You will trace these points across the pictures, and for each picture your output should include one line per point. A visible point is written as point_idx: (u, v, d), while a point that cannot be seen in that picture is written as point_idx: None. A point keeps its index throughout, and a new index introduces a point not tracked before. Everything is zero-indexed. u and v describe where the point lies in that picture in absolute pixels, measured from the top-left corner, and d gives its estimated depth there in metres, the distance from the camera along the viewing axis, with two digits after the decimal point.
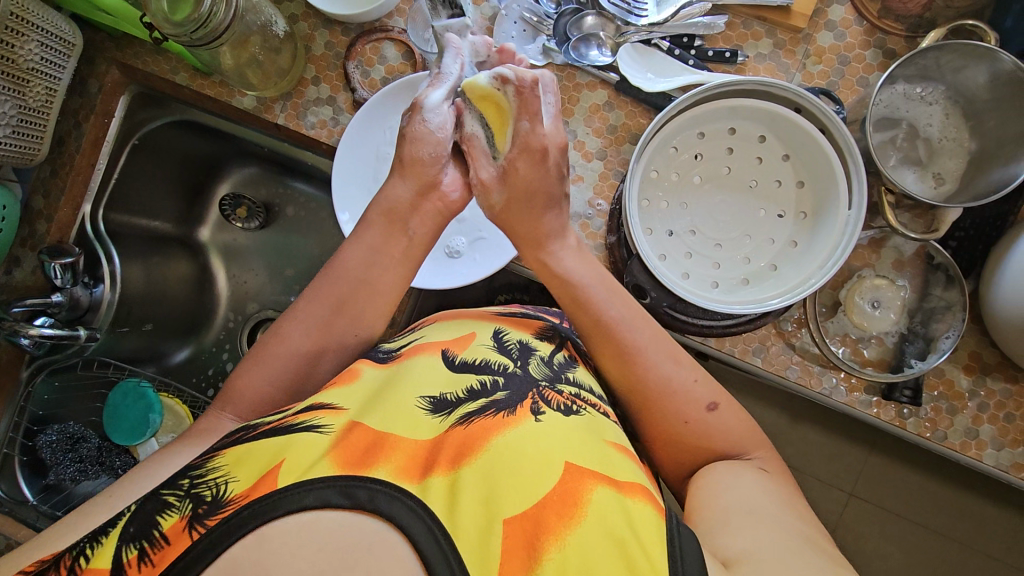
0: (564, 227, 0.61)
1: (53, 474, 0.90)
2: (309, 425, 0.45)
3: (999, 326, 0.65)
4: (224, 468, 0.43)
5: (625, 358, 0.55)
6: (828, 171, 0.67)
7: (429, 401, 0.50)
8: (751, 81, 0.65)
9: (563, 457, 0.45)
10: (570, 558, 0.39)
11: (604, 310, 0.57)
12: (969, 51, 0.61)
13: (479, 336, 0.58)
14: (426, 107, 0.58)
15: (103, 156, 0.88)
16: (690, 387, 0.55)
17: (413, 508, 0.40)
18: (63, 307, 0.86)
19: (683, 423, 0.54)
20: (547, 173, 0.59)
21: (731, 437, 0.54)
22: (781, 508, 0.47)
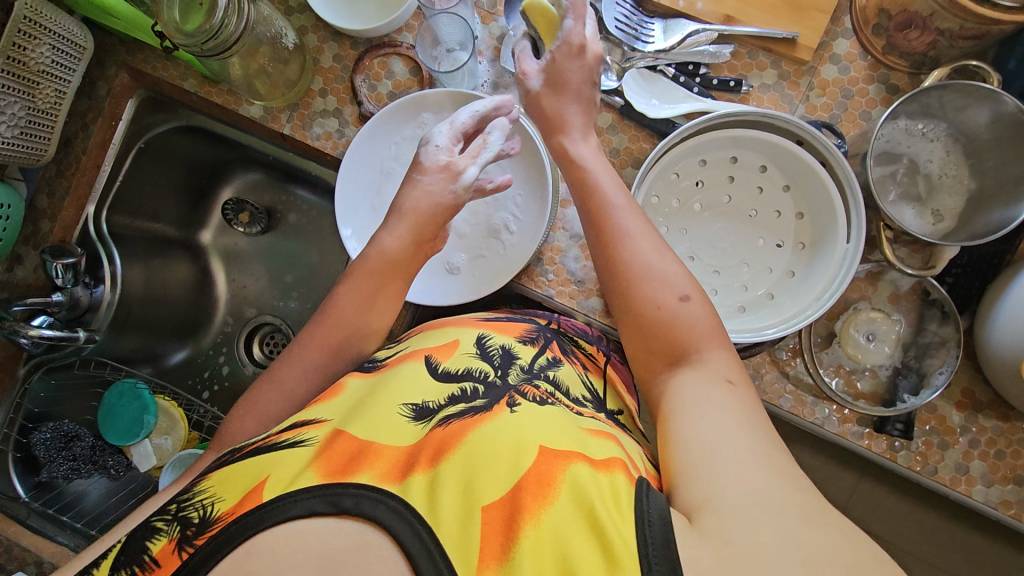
0: (587, 127, 0.66)
1: (45, 472, 0.89)
2: (294, 441, 0.46)
3: (992, 365, 0.65)
4: (210, 490, 0.43)
5: (615, 241, 0.57)
6: (828, 204, 0.67)
7: (411, 409, 0.49)
8: (755, 113, 0.66)
9: (537, 441, 0.43)
10: (546, 536, 0.38)
11: (610, 195, 0.59)
12: (972, 92, 0.62)
13: (462, 344, 0.59)
14: (460, 177, 0.62)
15: (109, 158, 0.89)
16: (671, 277, 0.54)
17: (395, 508, 0.39)
18: (63, 306, 0.86)
19: (654, 308, 0.53)
20: (583, 75, 0.65)
21: (701, 331, 0.51)
22: (751, 419, 0.44)
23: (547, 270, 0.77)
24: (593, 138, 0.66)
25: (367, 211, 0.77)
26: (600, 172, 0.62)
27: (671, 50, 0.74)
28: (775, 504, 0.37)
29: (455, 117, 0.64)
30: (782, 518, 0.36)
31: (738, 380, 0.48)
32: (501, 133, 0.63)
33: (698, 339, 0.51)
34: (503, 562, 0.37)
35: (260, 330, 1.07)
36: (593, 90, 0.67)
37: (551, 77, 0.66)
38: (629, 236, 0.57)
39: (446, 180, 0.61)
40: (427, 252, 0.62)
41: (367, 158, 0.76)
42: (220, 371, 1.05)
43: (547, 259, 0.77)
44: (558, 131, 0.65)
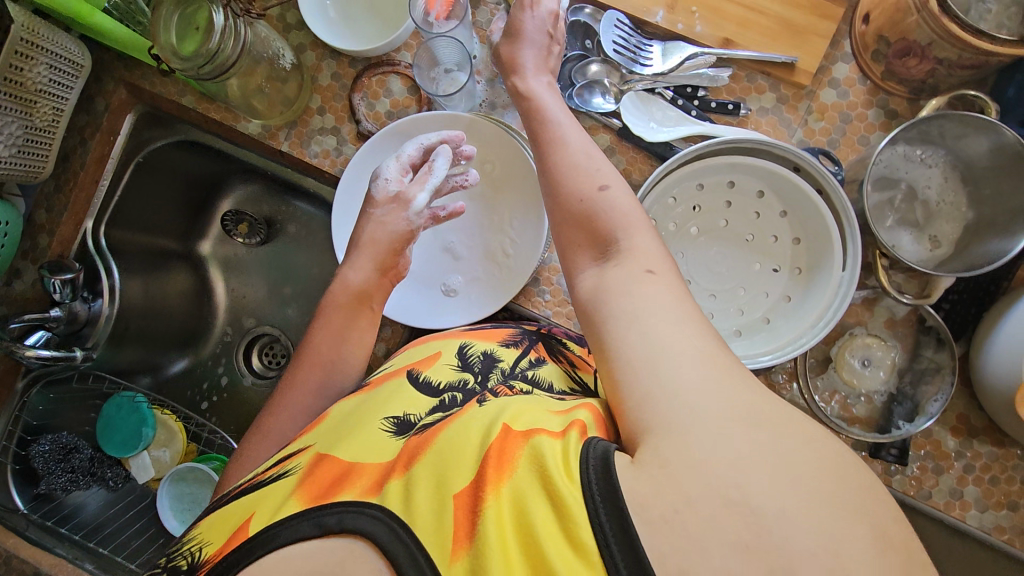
0: (540, 61, 0.66)
1: (44, 484, 0.89)
2: (280, 474, 0.47)
3: (987, 393, 0.65)
4: (200, 535, 0.46)
5: (548, 149, 0.56)
6: (825, 234, 0.67)
7: (392, 423, 0.50)
8: (751, 141, 0.66)
9: (500, 422, 0.43)
10: (507, 504, 0.37)
11: (551, 115, 0.59)
12: (970, 123, 0.62)
13: (444, 355, 0.60)
14: (409, 206, 0.62)
15: (108, 173, 0.89)
16: (594, 173, 0.53)
17: (376, 516, 0.39)
18: (61, 321, 0.86)
19: (579, 201, 0.52)
20: (540, 25, 0.67)
21: (628, 216, 0.50)
22: (665, 304, 0.42)
23: (544, 291, 0.77)
24: (548, 69, 0.66)
25: None
26: (548, 98, 0.62)
27: (668, 74, 0.74)
28: (707, 408, 0.36)
29: (403, 151, 0.65)
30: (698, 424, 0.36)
31: (663, 264, 0.47)
32: (446, 159, 0.64)
33: (620, 225, 0.49)
34: (472, 543, 0.36)
35: (258, 341, 1.07)
36: (553, 40, 0.67)
37: (511, 27, 0.67)
38: (566, 144, 0.56)
39: (397, 209, 0.62)
40: (393, 277, 0.63)
41: (363, 179, 0.76)
42: (218, 382, 1.05)
43: (544, 279, 0.77)
44: (512, 71, 0.66)
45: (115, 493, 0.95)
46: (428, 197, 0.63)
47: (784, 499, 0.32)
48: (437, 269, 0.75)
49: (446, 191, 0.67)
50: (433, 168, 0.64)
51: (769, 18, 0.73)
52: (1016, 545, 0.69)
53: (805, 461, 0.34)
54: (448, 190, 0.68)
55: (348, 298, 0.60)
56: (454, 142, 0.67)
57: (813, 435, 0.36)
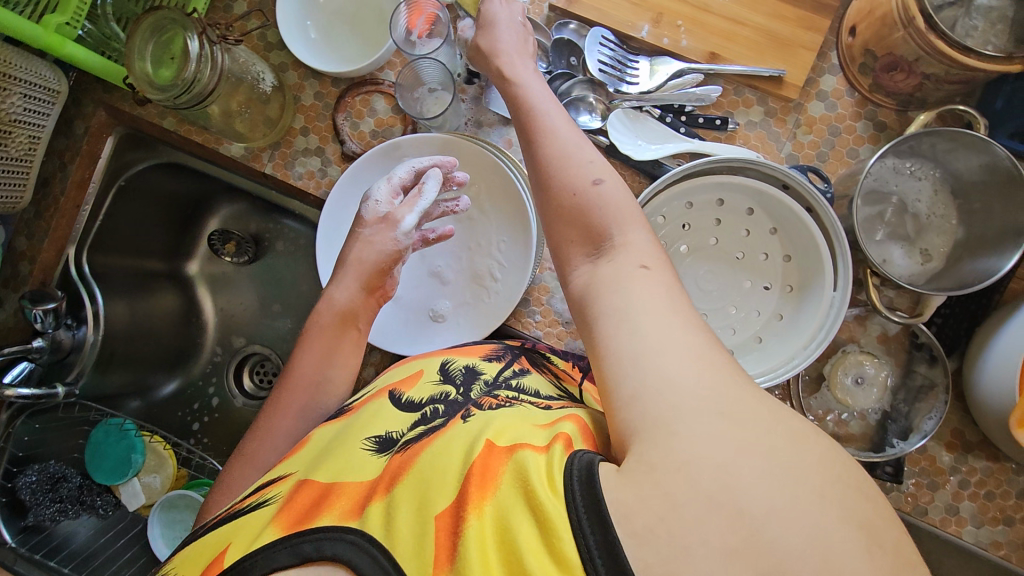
0: (524, 49, 0.63)
1: (31, 516, 0.87)
2: (259, 503, 0.46)
3: (982, 410, 0.65)
4: (176, 569, 0.44)
5: (537, 138, 0.53)
6: (815, 252, 0.66)
7: (373, 442, 0.49)
8: (738, 160, 0.65)
9: (483, 439, 0.42)
10: (490, 524, 0.36)
11: (541, 106, 0.56)
12: (963, 140, 0.61)
13: (426, 372, 0.58)
14: (398, 227, 0.61)
15: (90, 197, 0.87)
16: (583, 164, 0.50)
17: (355, 542, 0.38)
18: (44, 351, 0.85)
19: (570, 195, 0.49)
20: (514, 16, 0.65)
21: (622, 212, 0.48)
22: (662, 305, 0.40)
23: (535, 311, 0.76)
24: (532, 54, 0.63)
25: None
26: (538, 87, 0.58)
27: (657, 89, 0.73)
28: (696, 409, 0.35)
29: (393, 172, 0.64)
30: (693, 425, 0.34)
31: (659, 265, 0.44)
32: (437, 182, 0.62)
33: (613, 220, 0.47)
34: (454, 563, 0.35)
35: (250, 360, 1.05)
36: (527, 27, 0.66)
37: (483, 19, 0.65)
38: (556, 133, 0.53)
39: (385, 230, 0.61)
40: (380, 297, 0.63)
41: (349, 203, 0.75)
42: (209, 403, 1.03)
43: (534, 299, 0.76)
44: (492, 56, 0.63)
45: (106, 520, 0.93)
46: (417, 218, 0.62)
47: (771, 500, 0.32)
48: (425, 294, 0.74)
49: (436, 215, 0.68)
50: (422, 188, 0.62)
51: (756, 31, 0.72)
52: (1012, 560, 0.69)
53: (795, 455, 0.33)
54: (438, 214, 0.68)
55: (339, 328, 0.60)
56: (446, 168, 0.66)
57: (802, 431, 0.35)
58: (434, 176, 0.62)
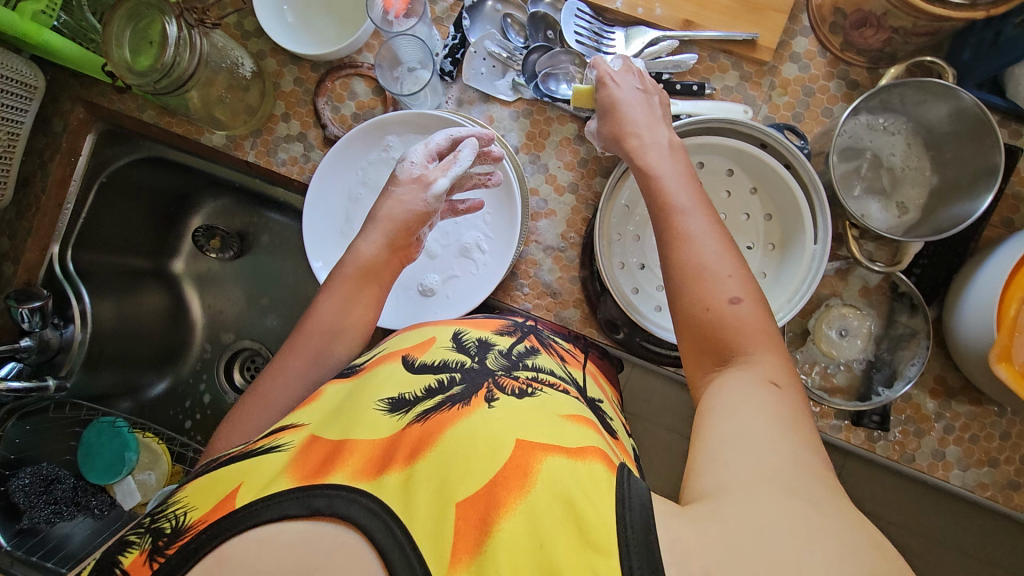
0: (654, 130, 0.59)
1: (27, 518, 0.85)
2: (270, 447, 0.42)
3: (962, 354, 0.67)
4: (185, 499, 0.40)
5: (669, 240, 0.50)
6: (795, 208, 0.67)
7: (386, 403, 0.45)
8: (716, 119, 0.66)
9: (515, 435, 0.39)
10: (521, 522, 0.35)
11: (672, 197, 0.53)
12: (931, 89, 0.63)
13: (438, 339, 0.53)
14: (430, 188, 0.62)
15: (71, 195, 0.87)
16: (721, 277, 0.47)
17: (369, 506, 0.36)
18: (32, 351, 0.84)
19: (703, 309, 0.47)
20: (640, 107, 0.61)
21: (755, 334, 0.45)
22: (785, 428, 0.38)
23: (523, 284, 0.77)
24: (663, 125, 0.60)
25: (337, 239, 0.75)
26: (673, 167, 0.56)
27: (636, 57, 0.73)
28: (784, 487, 0.34)
29: (431, 138, 0.65)
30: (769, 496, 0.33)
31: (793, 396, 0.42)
32: (472, 152, 0.63)
33: (744, 344, 0.45)
34: (475, 557, 0.34)
35: (240, 356, 1.05)
36: (648, 93, 0.62)
37: (605, 108, 0.62)
38: (689, 237, 0.50)
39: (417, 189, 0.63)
40: (404, 258, 0.63)
41: (334, 184, 0.75)
42: (200, 400, 1.03)
43: (523, 272, 0.77)
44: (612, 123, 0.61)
45: (102, 521, 0.90)
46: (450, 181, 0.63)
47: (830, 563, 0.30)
48: (413, 269, 0.74)
49: (467, 187, 0.69)
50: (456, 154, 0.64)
51: None
52: (997, 500, 0.71)
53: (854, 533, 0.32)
54: (470, 185, 0.70)
55: (326, 294, 0.60)
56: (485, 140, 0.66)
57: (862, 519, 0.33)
58: (474, 146, 0.64)
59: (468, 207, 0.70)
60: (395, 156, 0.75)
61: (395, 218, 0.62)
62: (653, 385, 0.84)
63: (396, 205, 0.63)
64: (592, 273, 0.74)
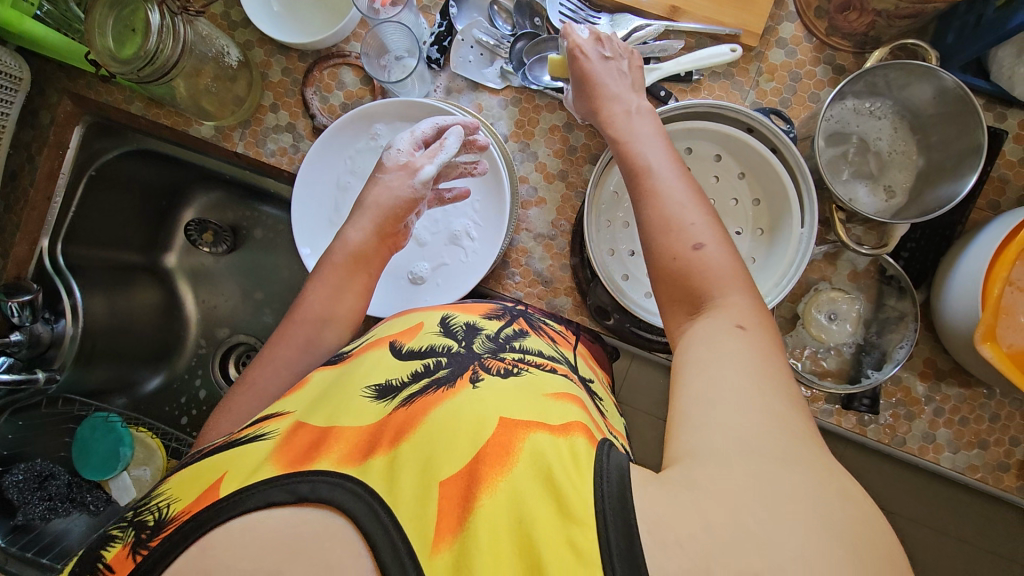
0: (626, 98, 0.61)
1: (21, 515, 0.83)
2: (255, 436, 0.41)
3: (950, 335, 0.67)
4: (169, 491, 0.38)
5: (641, 199, 0.51)
6: (782, 191, 0.67)
7: (373, 389, 0.44)
8: (704, 104, 0.66)
9: (497, 413, 0.39)
10: (503, 501, 0.34)
11: (638, 160, 0.54)
12: (913, 71, 0.63)
13: (425, 324, 0.52)
14: (418, 175, 0.62)
15: (60, 188, 0.86)
16: (686, 226, 0.48)
17: (355, 491, 0.34)
18: (23, 345, 0.84)
19: (671, 260, 0.47)
20: (612, 73, 0.62)
21: (724, 277, 0.45)
22: (755, 373, 0.38)
23: (514, 272, 0.77)
24: (633, 92, 0.62)
25: (326, 227, 0.75)
26: (642, 129, 0.58)
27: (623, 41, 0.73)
28: (754, 449, 0.33)
29: (416, 127, 0.65)
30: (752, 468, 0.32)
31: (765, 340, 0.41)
32: (458, 140, 0.64)
33: (713, 287, 0.45)
34: (458, 536, 0.33)
35: (235, 350, 1.04)
36: (615, 61, 0.63)
37: (583, 81, 0.62)
38: (656, 192, 0.51)
39: (404, 176, 0.63)
40: (392, 246, 0.63)
41: (323, 175, 0.75)
42: (196, 395, 1.01)
43: (513, 260, 0.77)
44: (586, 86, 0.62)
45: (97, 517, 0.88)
46: (436, 168, 0.63)
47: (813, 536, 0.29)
48: (403, 258, 0.74)
49: (453, 175, 0.69)
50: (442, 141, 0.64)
51: None
52: (988, 482, 0.71)
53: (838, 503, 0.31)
54: (455, 175, 0.69)
55: (312, 283, 0.60)
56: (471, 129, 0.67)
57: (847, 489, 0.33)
58: (462, 134, 0.64)
59: (453, 196, 0.70)
60: (383, 144, 0.75)
61: (383, 203, 0.62)
62: (646, 374, 0.84)
63: (384, 191, 0.63)
64: (582, 260, 0.74)
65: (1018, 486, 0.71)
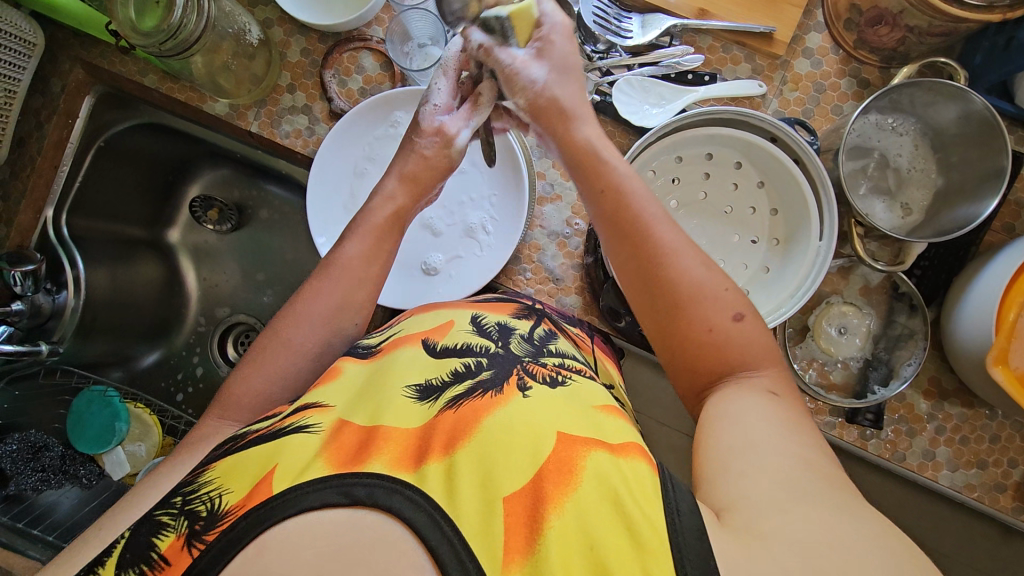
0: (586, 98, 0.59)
1: (12, 485, 0.81)
2: (298, 427, 0.40)
3: (959, 357, 0.67)
4: (216, 480, 0.38)
5: (657, 259, 0.49)
6: (802, 203, 0.67)
7: (414, 389, 0.44)
8: (729, 111, 0.65)
9: (553, 427, 0.39)
10: (572, 524, 0.34)
11: (646, 208, 0.51)
12: (942, 90, 0.63)
13: (456, 322, 0.52)
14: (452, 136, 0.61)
15: (67, 157, 0.84)
16: (722, 292, 0.48)
17: (413, 498, 0.35)
18: (24, 315, 0.82)
19: (706, 330, 0.47)
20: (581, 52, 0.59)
21: (759, 353, 0.47)
22: (789, 434, 0.39)
23: (526, 269, 0.76)
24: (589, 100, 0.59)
25: (339, 211, 0.75)
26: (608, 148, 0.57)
27: (659, 57, 0.72)
28: (798, 495, 0.34)
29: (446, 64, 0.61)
30: (816, 516, 0.33)
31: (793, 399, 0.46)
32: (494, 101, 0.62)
33: (751, 362, 0.46)
34: (529, 556, 0.33)
35: (234, 331, 1.03)
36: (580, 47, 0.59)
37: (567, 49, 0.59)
38: (679, 255, 0.49)
39: (440, 145, 0.61)
40: None
41: (339, 159, 0.75)
42: (194, 372, 1.00)
43: (525, 257, 0.76)
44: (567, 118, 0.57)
45: (90, 490, 0.86)
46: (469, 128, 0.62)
47: None
48: (417, 247, 0.74)
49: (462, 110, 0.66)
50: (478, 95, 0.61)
51: None
52: (983, 502, 0.72)
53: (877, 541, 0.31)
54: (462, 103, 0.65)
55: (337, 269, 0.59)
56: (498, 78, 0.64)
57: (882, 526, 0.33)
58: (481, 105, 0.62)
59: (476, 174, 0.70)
60: (402, 132, 0.74)
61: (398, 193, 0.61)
62: (648, 376, 0.84)
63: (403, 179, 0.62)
64: (597, 259, 0.72)
65: (1013, 508, 0.72)
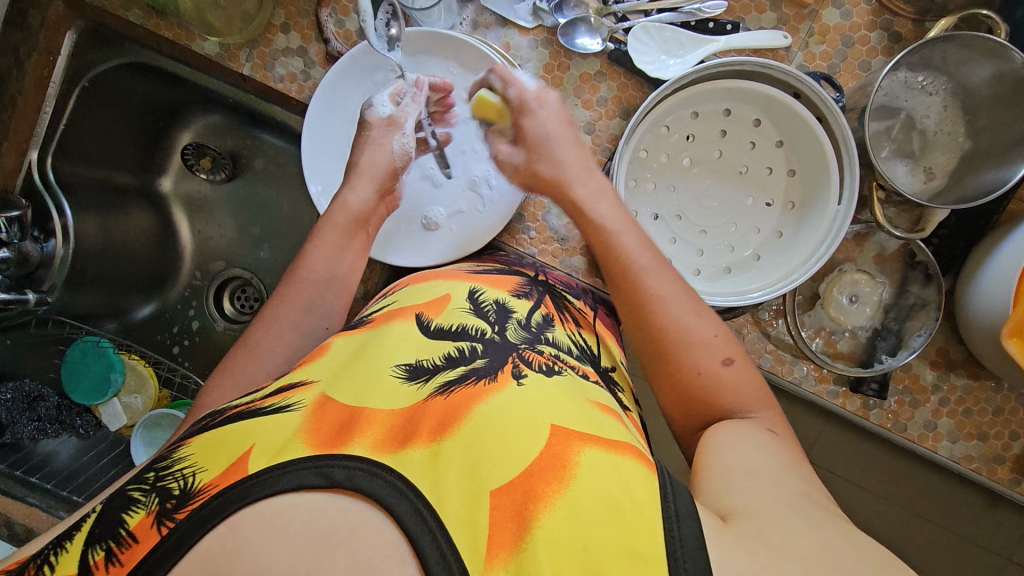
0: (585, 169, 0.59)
1: (8, 433, 0.81)
2: (279, 407, 0.39)
3: (971, 328, 0.66)
4: (191, 457, 0.37)
5: (644, 310, 0.51)
6: (822, 163, 0.64)
7: (404, 369, 0.43)
8: (750, 62, 0.61)
9: (549, 419, 0.38)
10: (563, 520, 0.33)
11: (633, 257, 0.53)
12: (980, 45, 0.59)
13: (454, 298, 0.50)
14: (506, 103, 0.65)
15: (50, 97, 0.79)
16: (710, 339, 0.49)
17: (395, 483, 0.34)
18: (12, 263, 0.77)
19: (695, 373, 0.48)
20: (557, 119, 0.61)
21: (747, 397, 0.48)
22: (781, 463, 0.41)
23: (529, 228, 0.73)
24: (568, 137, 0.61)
25: (337, 163, 0.72)
26: (604, 212, 0.57)
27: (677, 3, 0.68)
28: (797, 519, 0.35)
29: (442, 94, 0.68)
30: (816, 531, 0.34)
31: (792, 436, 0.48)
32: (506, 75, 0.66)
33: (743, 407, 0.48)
34: (515, 552, 0.32)
35: (229, 284, 1.01)
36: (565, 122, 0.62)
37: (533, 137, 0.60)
38: (663, 308, 0.50)
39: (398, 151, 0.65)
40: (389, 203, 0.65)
41: (337, 104, 0.71)
42: (190, 326, 0.99)
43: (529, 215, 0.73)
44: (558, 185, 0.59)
45: (87, 441, 0.88)
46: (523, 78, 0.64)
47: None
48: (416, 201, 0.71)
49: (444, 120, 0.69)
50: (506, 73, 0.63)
51: None
52: (981, 473, 0.72)
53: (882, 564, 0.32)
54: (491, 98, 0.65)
55: (331, 231, 0.58)
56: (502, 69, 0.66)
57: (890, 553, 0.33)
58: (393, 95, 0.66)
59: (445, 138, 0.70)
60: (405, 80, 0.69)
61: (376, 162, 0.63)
62: None
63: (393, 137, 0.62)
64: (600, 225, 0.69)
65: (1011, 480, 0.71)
